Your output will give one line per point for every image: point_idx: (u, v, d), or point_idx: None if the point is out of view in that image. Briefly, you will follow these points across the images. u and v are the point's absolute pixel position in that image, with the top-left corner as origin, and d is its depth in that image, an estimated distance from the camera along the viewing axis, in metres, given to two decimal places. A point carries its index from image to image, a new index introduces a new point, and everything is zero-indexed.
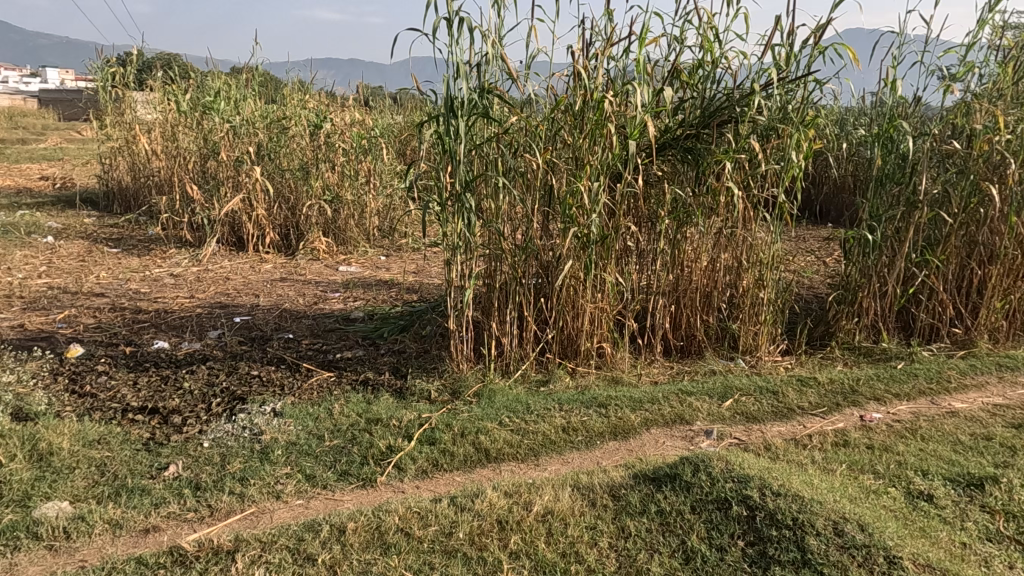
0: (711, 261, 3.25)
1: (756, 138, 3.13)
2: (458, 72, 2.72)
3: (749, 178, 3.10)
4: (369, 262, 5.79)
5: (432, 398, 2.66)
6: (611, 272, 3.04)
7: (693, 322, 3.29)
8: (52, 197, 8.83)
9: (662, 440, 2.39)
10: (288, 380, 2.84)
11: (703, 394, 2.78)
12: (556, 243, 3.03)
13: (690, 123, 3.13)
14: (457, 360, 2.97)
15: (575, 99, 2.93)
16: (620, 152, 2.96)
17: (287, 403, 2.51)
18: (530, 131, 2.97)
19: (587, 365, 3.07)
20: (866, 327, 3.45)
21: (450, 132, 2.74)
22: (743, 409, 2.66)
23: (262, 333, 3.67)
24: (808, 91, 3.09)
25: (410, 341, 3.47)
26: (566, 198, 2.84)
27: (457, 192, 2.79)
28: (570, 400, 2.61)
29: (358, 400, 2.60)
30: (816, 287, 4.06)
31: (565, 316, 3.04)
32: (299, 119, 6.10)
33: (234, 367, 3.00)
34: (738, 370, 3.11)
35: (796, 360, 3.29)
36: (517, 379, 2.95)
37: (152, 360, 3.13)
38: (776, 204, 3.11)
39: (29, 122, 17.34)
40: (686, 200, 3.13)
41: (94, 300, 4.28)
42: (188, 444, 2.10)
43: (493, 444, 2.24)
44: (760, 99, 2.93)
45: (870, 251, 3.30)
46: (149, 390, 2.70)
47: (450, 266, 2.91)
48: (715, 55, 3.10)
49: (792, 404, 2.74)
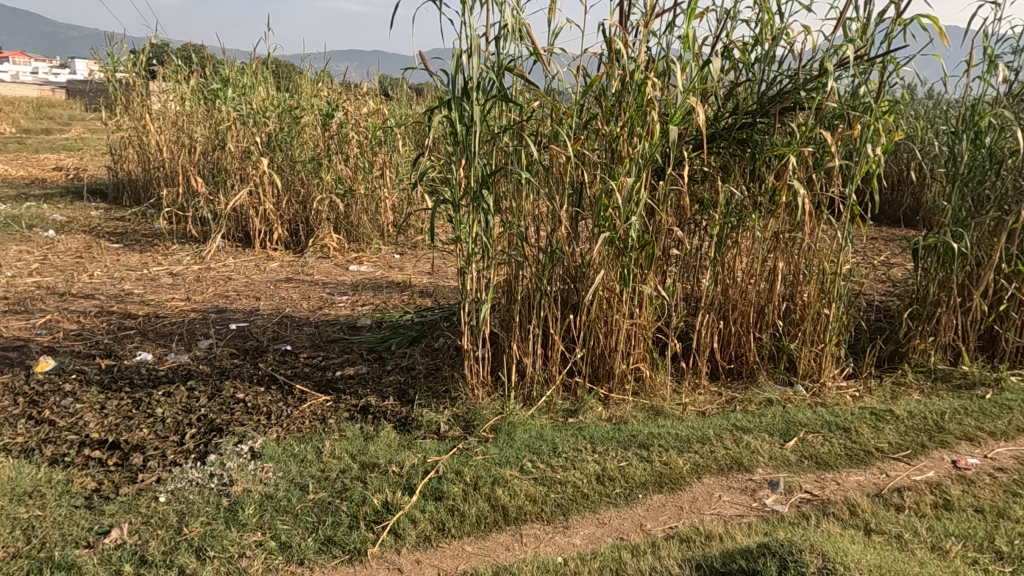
0: (767, 270, 2.81)
1: (822, 127, 2.69)
2: (472, 47, 2.32)
3: (815, 174, 2.65)
4: (382, 262, 5.40)
5: (442, 433, 2.26)
6: (652, 283, 2.61)
7: (743, 340, 2.85)
8: (62, 189, 8.53)
9: (717, 494, 1.97)
10: (276, 406, 2.47)
11: (763, 431, 2.36)
12: (587, 249, 2.61)
13: (744, 110, 2.69)
14: (471, 385, 2.55)
15: (612, 82, 2.51)
16: (664, 143, 2.53)
17: (270, 439, 2.12)
18: (559, 119, 2.55)
19: (622, 390, 2.65)
20: (944, 347, 2.99)
21: (463, 119, 2.34)
22: (812, 453, 2.23)
23: (257, 345, 3.30)
24: (884, 73, 2.64)
25: (420, 356, 3.07)
26: (602, 198, 2.42)
27: (472, 190, 2.39)
28: (603, 439, 2.20)
29: (354, 436, 2.21)
30: (879, 297, 3.59)
31: (597, 333, 2.62)
32: (312, 108, 5.74)
33: (218, 387, 2.63)
34: (798, 399, 2.67)
35: (865, 387, 2.83)
36: (542, 407, 2.53)
37: (128, 377, 2.78)
38: (846, 205, 2.66)
39: (54, 113, 17.16)
40: (740, 200, 2.69)
41: (82, 303, 3.95)
42: (140, 498, 1.73)
43: (513, 500, 1.85)
44: (833, 80, 2.48)
45: (953, 260, 2.84)
46: (115, 417, 2.34)
47: (463, 275, 2.50)
48: (775, 30, 2.66)
49: (868, 445, 2.31)
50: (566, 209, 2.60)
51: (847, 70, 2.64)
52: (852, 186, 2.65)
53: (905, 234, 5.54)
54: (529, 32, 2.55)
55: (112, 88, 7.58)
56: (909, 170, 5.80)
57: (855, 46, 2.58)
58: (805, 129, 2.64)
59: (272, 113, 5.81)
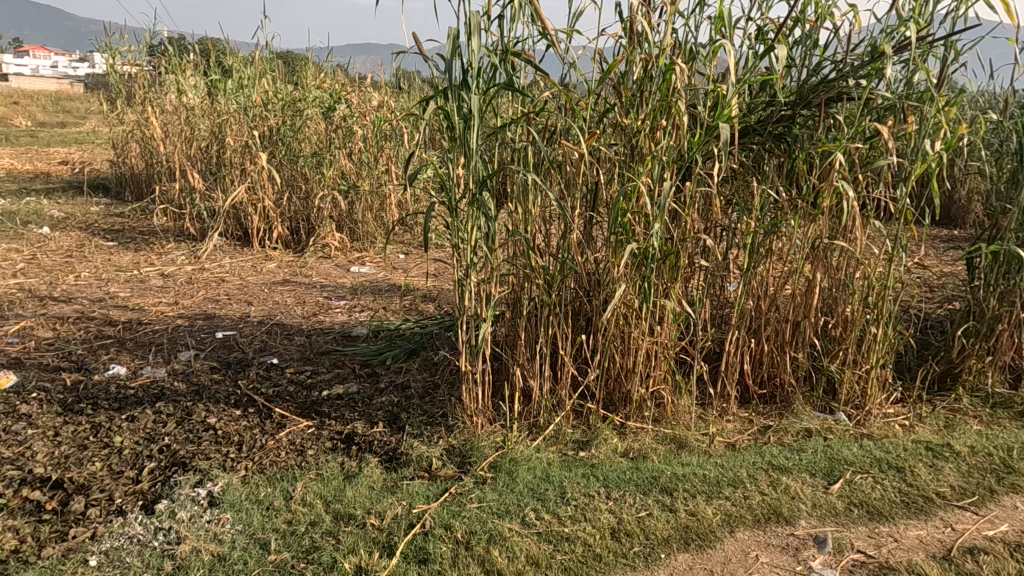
0: (805, 282, 2.48)
1: (872, 119, 2.36)
2: (473, 27, 2.02)
3: (863, 174, 2.32)
4: (386, 262, 5.12)
5: (433, 472, 1.98)
6: (675, 297, 2.30)
7: (777, 360, 2.52)
8: (64, 184, 8.31)
9: (755, 554, 1.68)
10: (249, 435, 2.19)
11: (803, 472, 2.06)
12: (602, 258, 2.30)
13: (782, 101, 2.37)
14: (470, 413, 2.22)
15: (635, 68, 2.21)
16: (692, 138, 2.22)
17: (233, 480, 1.86)
18: (573, 112, 2.25)
19: (640, 418, 2.34)
20: (1003, 368, 2.65)
21: (461, 110, 2.04)
22: (862, 500, 1.93)
23: (242, 357, 3.03)
24: (944, 59, 2.31)
25: (417, 372, 2.78)
26: (620, 202, 2.11)
27: (471, 192, 2.09)
28: (619, 483, 1.92)
29: (332, 475, 1.93)
30: (925, 308, 3.24)
31: (612, 354, 2.31)
32: (315, 100, 5.47)
33: (189, 410, 2.36)
34: (840, 430, 2.36)
35: (914, 415, 2.50)
36: (548, 438, 2.23)
37: (94, 395, 2.53)
38: (898, 209, 2.33)
39: (68, 106, 17.01)
40: (777, 202, 2.37)
41: (62, 309, 3.70)
42: (66, 562, 1.51)
43: (511, 564, 1.57)
44: (891, 66, 2.16)
45: (1019, 271, 2.50)
46: (68, 447, 2.08)
47: (462, 288, 2.19)
48: (820, 10, 2.34)
49: (927, 490, 1.99)
50: (578, 213, 2.29)
51: (903, 54, 2.30)
52: (904, 187, 2.32)
53: (949, 239, 5.15)
54: (538, 12, 2.24)
55: (114, 79, 7.32)
56: (956, 167, 5.39)
57: (915, 26, 2.24)
58: (853, 122, 2.31)
59: (274, 106, 5.53)
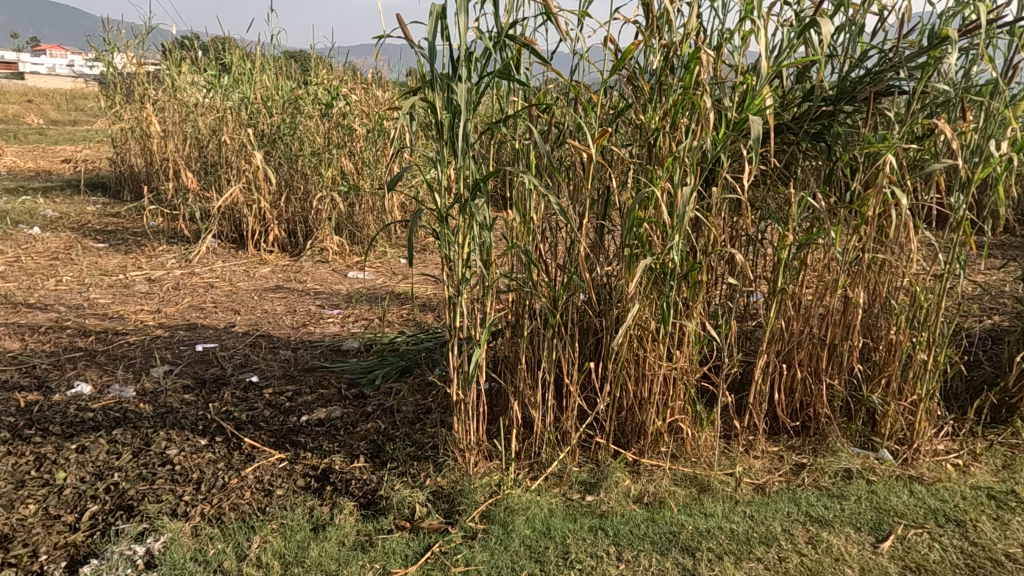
0: (845, 301, 2.17)
1: (925, 116, 2.06)
2: (463, 5, 1.73)
3: (914, 179, 2.02)
4: (387, 266, 4.86)
5: (415, 522, 1.73)
6: (698, 318, 2.02)
7: (814, 388, 2.22)
8: (62, 182, 8.14)
9: None
10: (212, 470, 1.93)
11: (847, 526, 1.77)
12: (613, 273, 2.02)
13: (822, 95, 2.07)
14: (461, 448, 1.94)
15: (653, 56, 1.92)
16: (718, 135, 1.93)
17: (180, 532, 1.64)
18: (581, 106, 1.97)
19: (656, 454, 2.05)
20: None
21: (450, 103, 1.76)
22: (918, 564, 1.64)
23: (219, 374, 2.77)
24: (1012, 46, 2.00)
25: (409, 395, 2.51)
26: (635, 210, 1.83)
27: (463, 197, 1.80)
28: (632, 541, 1.68)
29: (299, 525, 1.68)
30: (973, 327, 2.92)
31: (625, 381, 2.02)
32: (314, 95, 5.16)
33: (148, 438, 2.11)
34: (885, 471, 2.07)
35: (968, 453, 2.20)
36: (551, 479, 1.95)
37: (48, 418, 2.29)
38: (954, 219, 2.03)
39: (80, 104, 16.92)
40: (815, 209, 2.07)
41: (34, 318, 3.45)
42: None
43: None
44: (952, 55, 1.86)
45: None
46: (3, 484, 1.83)
47: (454, 307, 1.90)
48: None
49: (995, 550, 1.69)
50: (588, 222, 2.01)
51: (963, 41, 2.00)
52: (962, 195, 2.02)
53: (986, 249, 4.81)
54: None
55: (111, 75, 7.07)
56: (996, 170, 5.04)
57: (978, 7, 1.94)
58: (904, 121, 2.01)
59: (273, 102, 5.26)
